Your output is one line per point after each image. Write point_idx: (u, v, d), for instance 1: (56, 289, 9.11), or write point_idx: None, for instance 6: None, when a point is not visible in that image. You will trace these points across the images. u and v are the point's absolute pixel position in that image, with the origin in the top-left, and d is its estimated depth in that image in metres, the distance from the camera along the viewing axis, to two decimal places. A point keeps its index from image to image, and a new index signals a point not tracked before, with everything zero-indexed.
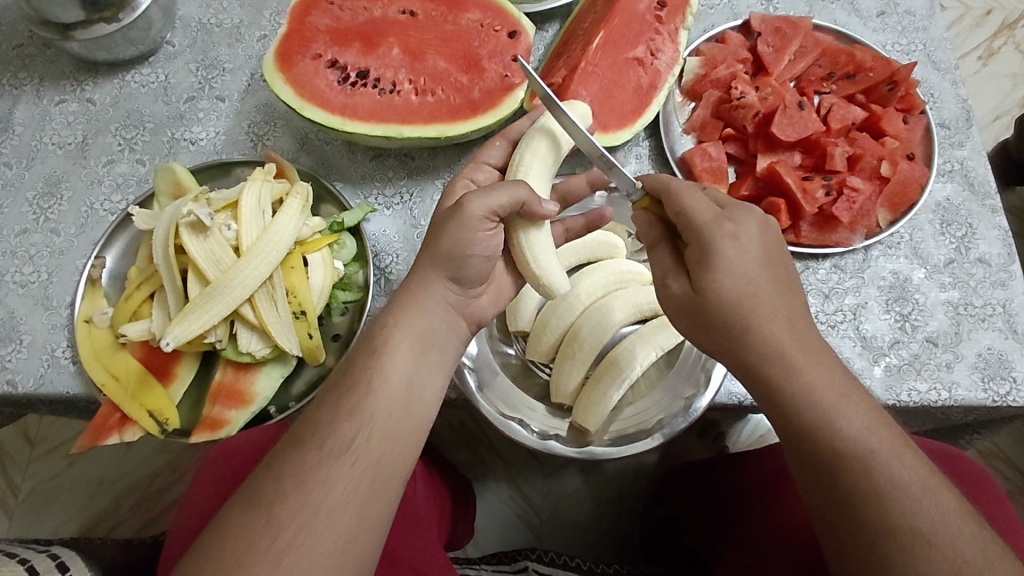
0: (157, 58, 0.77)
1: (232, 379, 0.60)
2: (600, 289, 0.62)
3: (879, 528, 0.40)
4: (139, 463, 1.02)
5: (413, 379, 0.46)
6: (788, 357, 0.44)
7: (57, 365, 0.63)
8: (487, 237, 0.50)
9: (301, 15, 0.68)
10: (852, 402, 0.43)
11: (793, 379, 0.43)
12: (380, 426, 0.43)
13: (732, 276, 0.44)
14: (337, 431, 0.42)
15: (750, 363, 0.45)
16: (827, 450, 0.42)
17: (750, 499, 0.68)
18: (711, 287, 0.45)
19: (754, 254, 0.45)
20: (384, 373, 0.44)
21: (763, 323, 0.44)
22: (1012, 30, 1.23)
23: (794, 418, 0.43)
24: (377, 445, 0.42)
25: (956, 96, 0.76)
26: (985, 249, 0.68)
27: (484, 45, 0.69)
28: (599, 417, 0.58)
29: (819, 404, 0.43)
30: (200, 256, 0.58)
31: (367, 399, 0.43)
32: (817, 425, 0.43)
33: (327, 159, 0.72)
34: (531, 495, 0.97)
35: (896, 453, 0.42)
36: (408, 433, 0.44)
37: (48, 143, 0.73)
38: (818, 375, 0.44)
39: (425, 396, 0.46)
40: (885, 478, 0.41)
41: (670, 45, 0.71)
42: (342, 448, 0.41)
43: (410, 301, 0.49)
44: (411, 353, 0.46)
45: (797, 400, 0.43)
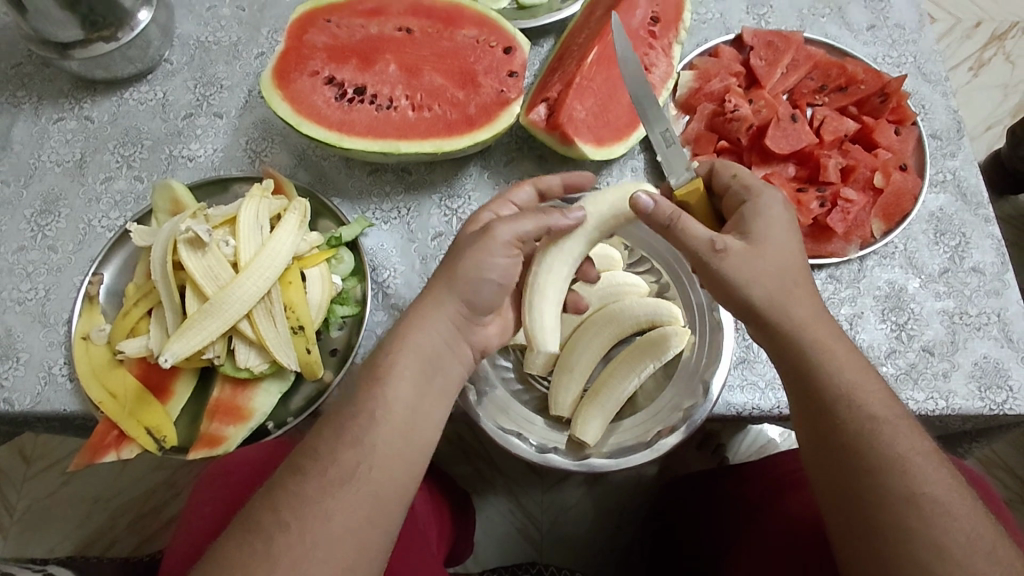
0: (155, 76, 0.77)
1: (230, 396, 0.59)
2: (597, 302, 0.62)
3: (907, 498, 0.43)
4: (135, 480, 1.01)
5: (413, 409, 0.45)
6: (817, 330, 0.48)
7: (54, 382, 0.63)
8: (502, 265, 0.50)
9: (298, 32, 0.69)
10: (872, 384, 0.48)
11: (822, 352, 0.47)
12: (381, 455, 0.43)
13: (781, 226, 0.50)
14: (337, 462, 0.43)
15: (784, 330, 0.48)
16: (848, 420, 0.46)
17: (752, 511, 0.67)
18: (765, 234, 0.49)
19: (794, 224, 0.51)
20: (387, 403, 0.45)
21: (805, 293, 0.49)
22: (1002, 41, 1.24)
23: (822, 387, 0.47)
24: (377, 476, 0.43)
25: (946, 108, 0.76)
26: (978, 259, 0.69)
27: (480, 61, 0.70)
28: (597, 429, 0.57)
29: (847, 383, 0.47)
30: (198, 272, 0.58)
31: (367, 428, 0.44)
32: (842, 397, 0.47)
33: (324, 174, 0.73)
34: (531, 508, 0.96)
35: (911, 434, 0.46)
36: (408, 465, 0.44)
37: (46, 161, 0.73)
38: (845, 357, 0.48)
39: (426, 424, 0.46)
40: (899, 451, 0.45)
41: (664, 59, 0.73)
42: (344, 478, 0.42)
43: (413, 321, 0.48)
44: (413, 381, 0.46)
45: (830, 377, 0.47)
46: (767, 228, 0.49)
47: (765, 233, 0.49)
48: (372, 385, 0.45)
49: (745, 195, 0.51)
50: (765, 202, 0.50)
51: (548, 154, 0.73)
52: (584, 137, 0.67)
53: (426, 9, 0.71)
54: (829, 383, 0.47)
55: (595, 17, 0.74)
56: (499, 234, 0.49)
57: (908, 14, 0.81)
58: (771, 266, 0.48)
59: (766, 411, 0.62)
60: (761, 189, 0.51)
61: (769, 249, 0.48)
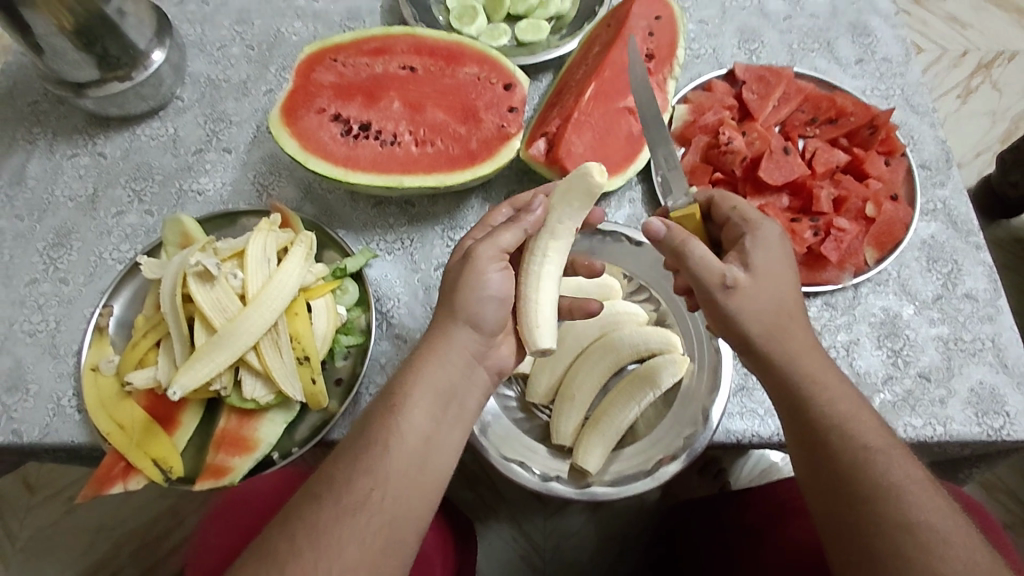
0: (167, 113, 0.80)
1: (236, 426, 0.60)
2: (596, 332, 0.64)
3: (902, 526, 0.44)
4: (137, 509, 1.00)
5: (428, 438, 0.47)
6: (810, 363, 0.50)
7: (62, 414, 0.64)
8: (498, 278, 0.51)
9: (306, 71, 0.71)
10: (864, 415, 0.49)
11: (813, 384, 0.49)
12: (394, 484, 0.45)
13: (775, 262, 0.51)
14: (351, 490, 0.44)
15: (777, 364, 0.50)
16: (841, 449, 0.47)
17: (760, 537, 0.67)
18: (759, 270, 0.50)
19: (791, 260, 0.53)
20: (401, 433, 0.46)
21: (798, 328, 0.51)
22: (988, 70, 1.27)
23: (814, 418, 0.49)
24: (390, 504, 0.44)
25: (934, 138, 0.79)
26: (971, 285, 0.70)
27: (481, 97, 0.72)
28: (599, 457, 0.58)
29: (839, 414, 0.48)
30: (207, 305, 0.60)
31: (382, 457, 0.45)
32: (833, 428, 0.48)
33: (330, 208, 0.74)
34: (533, 535, 0.96)
35: (904, 462, 0.47)
36: (423, 493, 0.46)
37: (59, 196, 0.75)
38: (837, 389, 0.50)
39: (440, 453, 0.47)
40: (893, 479, 0.46)
41: (659, 93, 0.75)
42: (357, 507, 0.43)
43: (429, 353, 0.50)
44: (428, 410, 0.47)
45: (822, 409, 0.49)
46: (764, 261, 0.51)
47: (763, 265, 0.51)
48: (388, 415, 0.47)
49: (743, 226, 0.53)
50: (762, 233, 0.52)
51: None
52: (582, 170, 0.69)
53: (429, 47, 0.74)
54: (821, 414, 0.49)
55: (591, 55, 0.77)
56: (484, 249, 0.51)
57: (895, 47, 0.84)
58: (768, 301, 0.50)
59: (766, 438, 0.63)
60: (759, 220, 0.53)
61: (767, 282, 0.50)
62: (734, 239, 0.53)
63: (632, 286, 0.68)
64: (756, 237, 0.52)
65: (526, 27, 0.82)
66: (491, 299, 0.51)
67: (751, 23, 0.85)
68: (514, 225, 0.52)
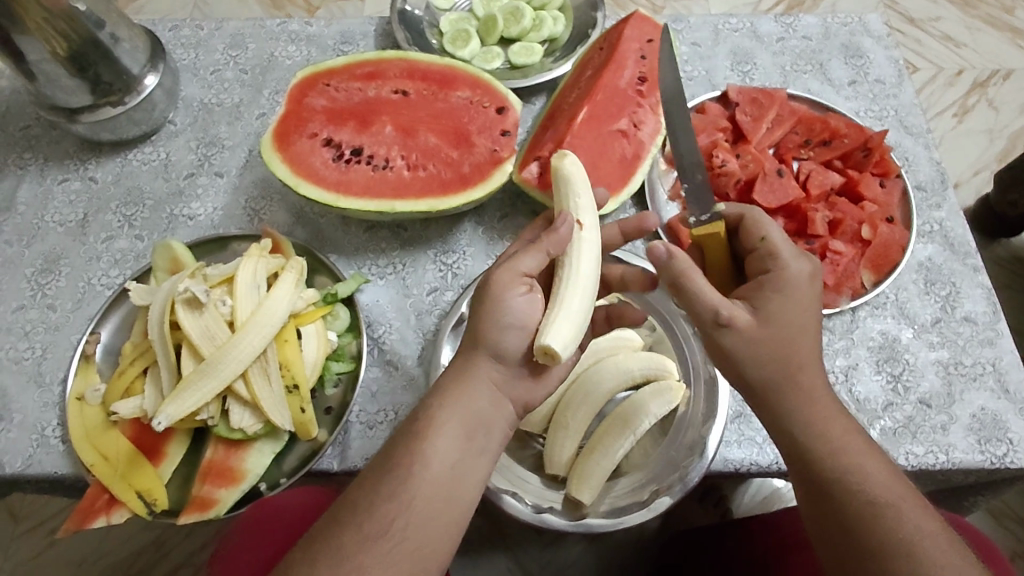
0: (159, 137, 0.79)
1: (223, 457, 0.59)
2: (591, 357, 0.62)
3: None
4: (124, 538, 0.98)
5: (454, 465, 0.46)
6: (818, 412, 0.49)
7: (46, 444, 0.62)
8: (521, 304, 0.48)
9: (298, 96, 0.71)
10: (873, 460, 0.48)
11: (818, 437, 0.48)
12: (418, 512, 0.44)
13: (795, 304, 0.49)
14: (373, 517, 0.44)
15: (779, 419, 0.49)
16: (847, 502, 0.46)
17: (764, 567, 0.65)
18: (771, 316, 0.48)
19: (814, 299, 0.50)
20: (427, 459, 0.45)
21: (806, 376, 0.49)
22: (984, 88, 1.28)
23: (819, 473, 0.48)
24: (412, 533, 0.44)
25: (929, 159, 0.78)
26: (970, 308, 0.69)
27: (473, 121, 0.72)
28: (594, 489, 0.57)
29: (846, 464, 0.47)
30: (195, 333, 0.59)
31: (405, 484, 0.44)
32: (839, 480, 0.47)
33: (321, 232, 0.74)
34: (530, 564, 0.94)
35: (916, 512, 0.46)
36: (444, 524, 0.45)
37: (49, 221, 0.75)
38: (841, 438, 0.48)
39: (468, 481, 0.46)
40: (903, 532, 0.45)
41: (652, 116, 0.74)
42: (378, 534, 0.43)
43: (459, 379, 0.48)
44: (454, 437, 0.46)
45: (826, 461, 0.48)
46: (776, 301, 0.49)
47: (779, 306, 0.49)
48: (415, 440, 0.46)
49: (769, 261, 0.51)
50: (788, 272, 0.50)
51: (541, 210, 0.75)
52: None
53: (422, 71, 0.74)
54: (826, 465, 0.47)
55: (584, 78, 0.77)
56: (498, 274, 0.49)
57: (888, 69, 0.84)
58: (771, 348, 0.48)
59: (765, 467, 0.62)
60: (789, 259, 0.50)
61: (779, 326, 0.48)
62: (758, 271, 0.52)
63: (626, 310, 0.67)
64: (780, 276, 0.50)
65: (519, 49, 0.82)
66: (511, 325, 0.48)
67: (744, 45, 0.86)
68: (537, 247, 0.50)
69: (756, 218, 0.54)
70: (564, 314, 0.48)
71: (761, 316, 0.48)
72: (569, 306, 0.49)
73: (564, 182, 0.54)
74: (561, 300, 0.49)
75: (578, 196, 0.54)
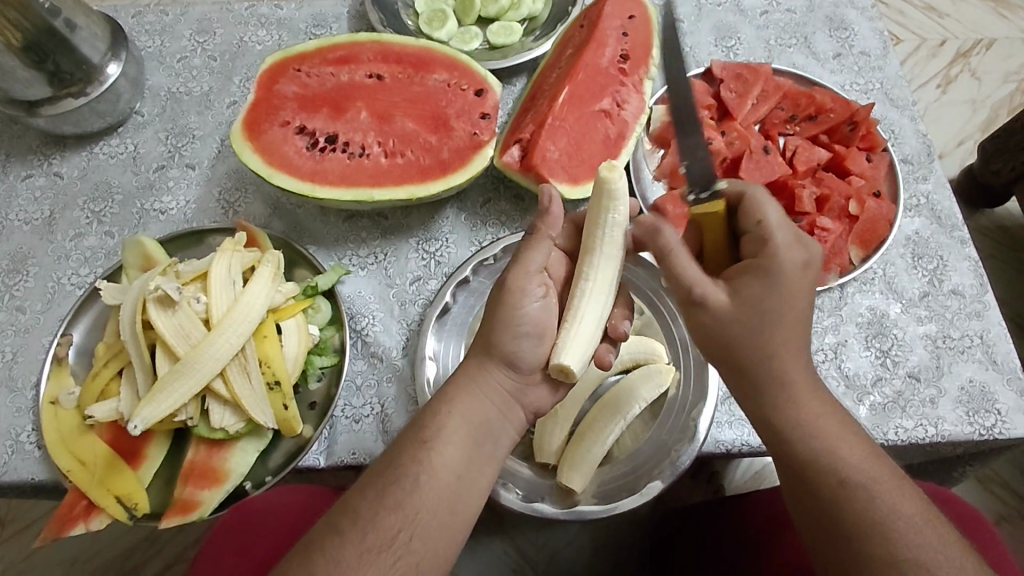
0: (126, 129, 0.76)
1: (205, 457, 0.57)
2: None
3: (886, 563, 0.43)
4: (113, 538, 0.97)
5: (460, 475, 0.46)
6: (797, 395, 0.48)
7: (21, 451, 0.60)
8: (534, 312, 0.50)
9: (268, 83, 0.69)
10: (852, 444, 0.47)
11: (794, 419, 0.48)
12: (422, 523, 0.44)
13: (775, 287, 0.47)
14: (377, 528, 0.43)
15: (757, 400, 0.49)
16: (824, 484, 0.46)
17: (759, 545, 0.65)
18: (747, 298, 0.47)
19: (802, 281, 0.48)
20: (432, 468, 0.45)
21: (781, 360, 0.48)
22: (967, 58, 1.27)
23: (795, 455, 0.47)
24: (418, 545, 0.43)
25: (915, 132, 0.77)
26: (958, 281, 0.69)
27: (452, 104, 0.70)
28: (585, 477, 0.56)
29: (823, 448, 0.47)
30: (169, 332, 0.57)
31: (411, 494, 0.44)
32: (813, 462, 0.47)
33: (299, 223, 0.72)
34: (525, 548, 0.94)
35: (894, 496, 0.45)
36: (448, 534, 0.45)
37: (14, 220, 0.72)
38: (820, 421, 0.48)
39: (472, 491, 0.46)
40: (876, 513, 0.44)
41: (635, 95, 0.72)
42: (380, 546, 0.42)
43: (466, 388, 0.48)
44: (460, 447, 0.46)
45: (802, 443, 0.47)
46: (756, 282, 0.47)
47: (761, 291, 0.47)
48: (421, 449, 0.45)
49: (762, 248, 0.48)
50: (778, 258, 0.47)
51: (524, 194, 0.73)
52: (558, 176, 0.67)
53: (396, 53, 0.71)
54: (804, 448, 0.47)
55: (564, 57, 0.75)
56: (514, 279, 0.50)
57: (873, 40, 0.83)
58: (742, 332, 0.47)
59: (756, 447, 0.61)
60: (782, 246, 0.48)
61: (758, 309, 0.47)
62: (750, 256, 0.49)
63: None
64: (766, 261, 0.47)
65: (497, 29, 0.80)
66: (527, 335, 0.50)
67: (727, 20, 0.84)
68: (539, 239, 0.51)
69: (756, 198, 0.50)
70: (580, 333, 0.51)
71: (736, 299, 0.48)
72: (583, 325, 0.51)
73: (608, 197, 0.52)
74: (577, 319, 0.51)
75: (617, 213, 0.52)
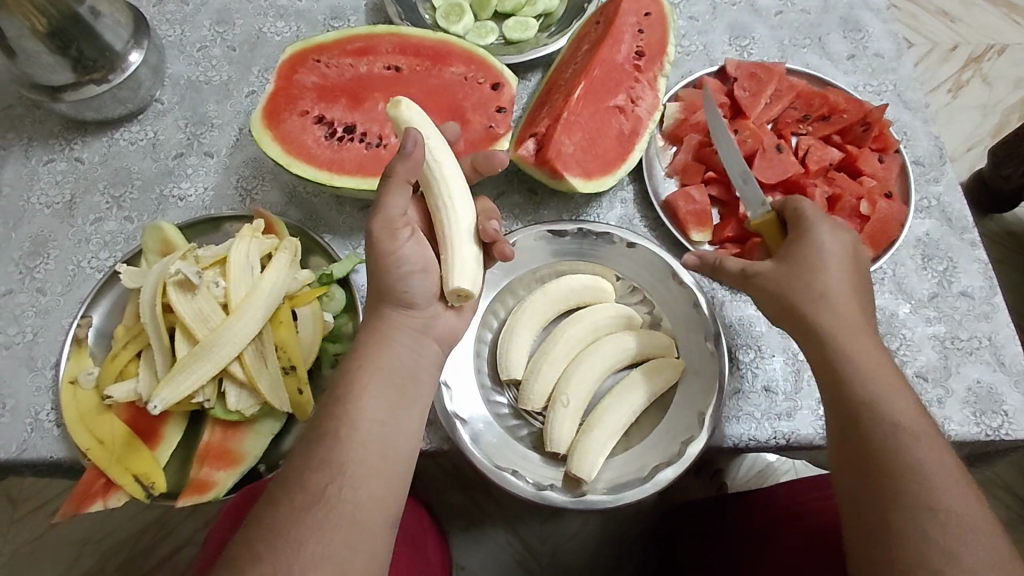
0: (146, 116, 0.78)
1: (221, 439, 0.59)
2: (589, 335, 0.63)
3: (924, 505, 0.44)
4: (124, 520, 0.98)
5: (384, 422, 0.47)
6: (867, 363, 0.50)
7: (41, 429, 0.62)
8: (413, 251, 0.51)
9: (288, 72, 0.69)
10: (904, 395, 0.49)
11: (853, 358, 0.50)
12: (352, 475, 0.45)
13: (823, 250, 0.54)
14: (305, 487, 0.44)
15: (820, 336, 0.52)
16: (874, 452, 0.47)
17: (763, 543, 0.65)
18: (804, 255, 0.54)
19: (847, 251, 0.54)
20: (353, 422, 0.47)
21: (836, 306, 0.52)
22: (979, 63, 1.27)
23: (850, 391, 0.50)
24: (349, 495, 0.44)
25: (927, 134, 0.78)
26: (967, 283, 0.69)
27: (469, 97, 0.71)
28: (593, 467, 0.57)
29: (876, 390, 0.49)
30: (188, 316, 0.58)
31: (336, 447, 0.45)
32: (866, 402, 0.49)
33: (315, 212, 0.73)
34: (530, 540, 0.95)
35: (935, 450, 0.47)
36: (384, 483, 0.46)
37: (35, 203, 0.73)
38: (876, 367, 0.50)
39: (398, 437, 0.48)
40: (920, 459, 0.46)
41: (649, 92, 0.73)
42: (314, 500, 0.43)
43: (375, 338, 0.51)
44: (379, 395, 0.48)
45: (856, 381, 0.50)
46: (810, 242, 0.55)
47: (799, 251, 0.55)
48: (339, 404, 0.47)
49: (798, 226, 0.56)
50: (818, 224, 0.55)
51: (537, 187, 0.74)
52: (571, 170, 0.67)
53: (415, 46, 0.72)
54: (852, 389, 0.49)
55: (580, 53, 0.76)
56: (378, 226, 0.50)
57: (887, 43, 0.83)
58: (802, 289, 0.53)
59: (763, 442, 0.62)
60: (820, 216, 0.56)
61: (819, 267, 0.53)
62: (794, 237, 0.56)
63: (626, 288, 0.67)
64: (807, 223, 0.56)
65: (513, 24, 0.80)
66: (413, 272, 0.51)
67: (742, 20, 0.84)
68: (399, 183, 0.50)
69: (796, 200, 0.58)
70: (462, 254, 0.52)
71: (787, 259, 0.55)
72: (464, 244, 0.53)
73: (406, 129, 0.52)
74: (454, 243, 0.52)
75: (429, 140, 0.53)
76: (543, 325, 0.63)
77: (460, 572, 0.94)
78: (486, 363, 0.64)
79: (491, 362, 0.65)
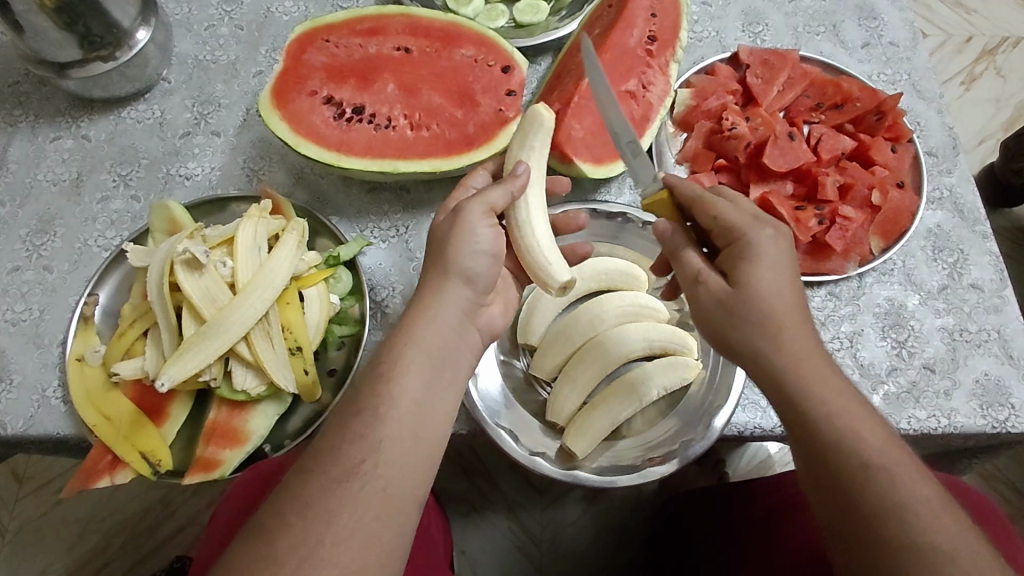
0: (153, 95, 0.77)
1: (226, 418, 0.59)
2: (613, 320, 0.62)
3: (899, 547, 0.42)
4: (128, 499, 0.99)
5: (421, 403, 0.47)
6: (842, 414, 0.45)
7: (48, 405, 0.62)
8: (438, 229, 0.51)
9: (296, 53, 0.69)
10: (869, 425, 0.45)
11: (811, 395, 0.45)
12: (386, 453, 0.45)
13: (761, 271, 0.47)
14: (338, 461, 0.44)
15: (783, 371, 0.46)
16: (862, 502, 0.43)
17: (770, 531, 0.65)
18: (745, 281, 0.47)
19: (784, 267, 0.48)
20: (393, 399, 0.46)
21: (788, 334, 0.46)
22: (993, 56, 1.25)
23: (815, 435, 0.45)
24: (383, 472, 0.44)
25: (941, 124, 0.77)
26: (977, 275, 0.69)
27: (478, 79, 0.70)
28: (587, 444, 0.58)
29: (842, 428, 0.45)
30: (195, 295, 0.58)
31: (371, 426, 0.45)
32: (832, 444, 0.45)
33: (322, 193, 0.72)
34: (531, 526, 0.96)
35: (908, 480, 0.43)
36: (417, 461, 0.46)
37: (41, 180, 0.73)
38: (836, 400, 0.45)
39: (435, 417, 0.47)
40: (897, 497, 0.43)
41: (661, 77, 0.72)
42: (347, 475, 0.43)
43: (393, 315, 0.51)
44: (421, 375, 0.48)
45: (819, 423, 0.45)
46: (754, 278, 0.47)
47: (738, 272, 0.48)
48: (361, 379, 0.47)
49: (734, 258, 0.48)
50: (757, 250, 0.48)
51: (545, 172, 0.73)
52: (581, 156, 0.67)
53: (424, 28, 0.71)
54: (813, 432, 0.45)
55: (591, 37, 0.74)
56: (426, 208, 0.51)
57: (902, 31, 0.82)
58: (744, 347, 0.48)
59: (768, 430, 0.62)
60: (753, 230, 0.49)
61: (766, 303, 0.47)
62: (726, 262, 0.49)
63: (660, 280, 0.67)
64: (741, 244, 0.48)
65: (524, 7, 0.79)
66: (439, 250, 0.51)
67: (756, 5, 0.83)
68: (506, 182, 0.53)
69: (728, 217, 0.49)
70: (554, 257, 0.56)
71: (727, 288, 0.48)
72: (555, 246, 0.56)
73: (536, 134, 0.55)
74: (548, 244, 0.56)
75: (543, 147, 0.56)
76: (561, 305, 0.64)
77: (460, 556, 0.94)
78: (506, 336, 0.65)
79: (510, 334, 0.65)
